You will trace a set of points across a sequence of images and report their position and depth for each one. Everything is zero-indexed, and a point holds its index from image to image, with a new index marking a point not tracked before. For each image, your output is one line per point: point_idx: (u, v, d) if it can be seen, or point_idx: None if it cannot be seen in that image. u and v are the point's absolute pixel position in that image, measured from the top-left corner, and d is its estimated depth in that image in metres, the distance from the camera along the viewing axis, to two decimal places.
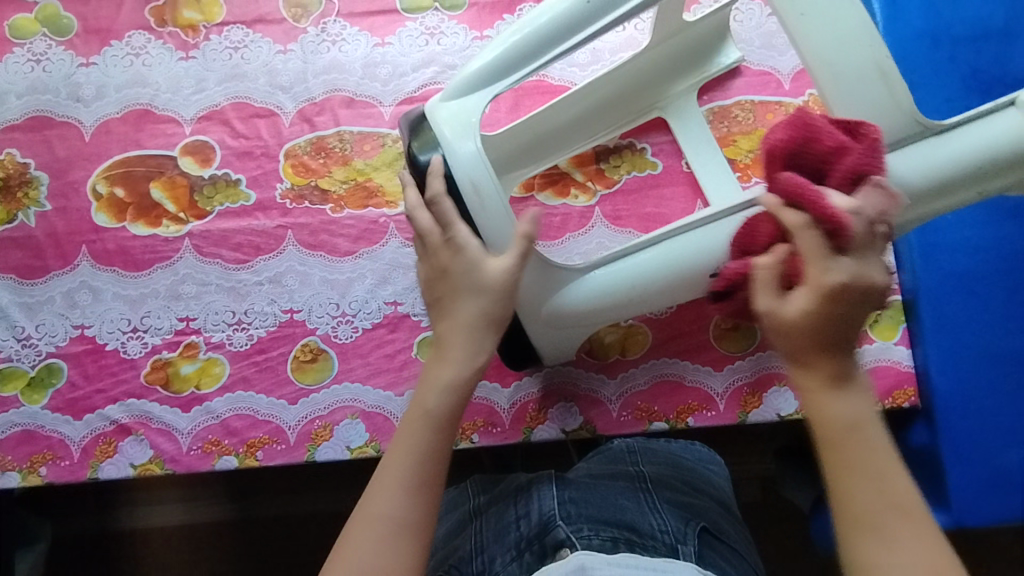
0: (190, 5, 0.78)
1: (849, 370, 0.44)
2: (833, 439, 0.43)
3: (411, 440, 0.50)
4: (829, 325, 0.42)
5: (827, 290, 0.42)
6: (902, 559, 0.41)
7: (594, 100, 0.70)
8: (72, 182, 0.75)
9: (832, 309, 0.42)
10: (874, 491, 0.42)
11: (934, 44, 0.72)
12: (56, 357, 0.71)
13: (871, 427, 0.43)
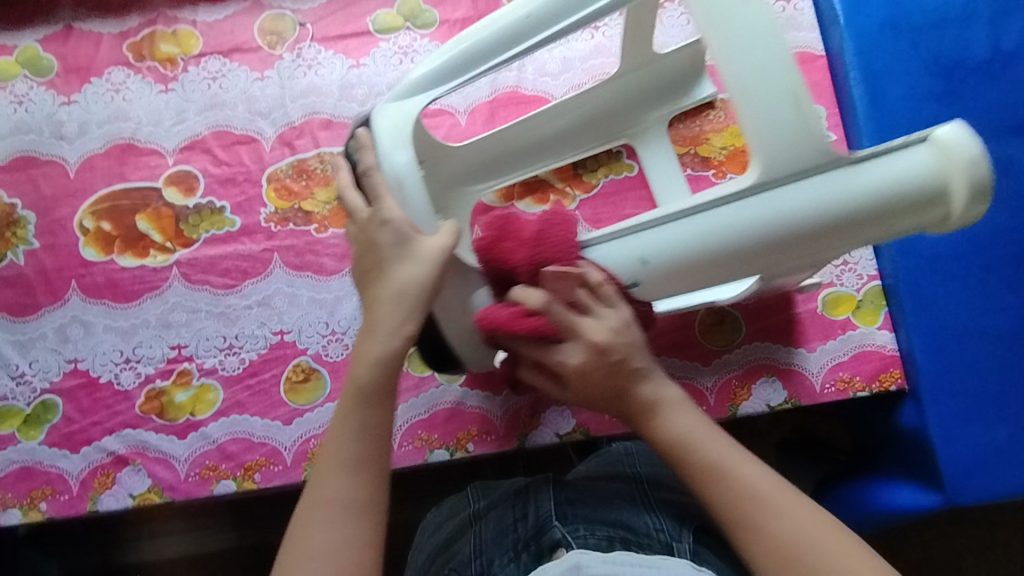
0: (167, 39, 0.80)
1: (656, 397, 0.53)
2: (686, 463, 0.51)
3: (347, 410, 0.51)
4: (614, 369, 0.52)
5: (591, 347, 0.51)
6: (784, 527, 0.47)
7: (573, 118, 0.69)
8: (59, 219, 0.76)
9: (598, 361, 0.52)
10: (733, 486, 0.49)
11: (895, 33, 0.74)
12: (51, 393, 0.72)
13: (700, 438, 0.52)
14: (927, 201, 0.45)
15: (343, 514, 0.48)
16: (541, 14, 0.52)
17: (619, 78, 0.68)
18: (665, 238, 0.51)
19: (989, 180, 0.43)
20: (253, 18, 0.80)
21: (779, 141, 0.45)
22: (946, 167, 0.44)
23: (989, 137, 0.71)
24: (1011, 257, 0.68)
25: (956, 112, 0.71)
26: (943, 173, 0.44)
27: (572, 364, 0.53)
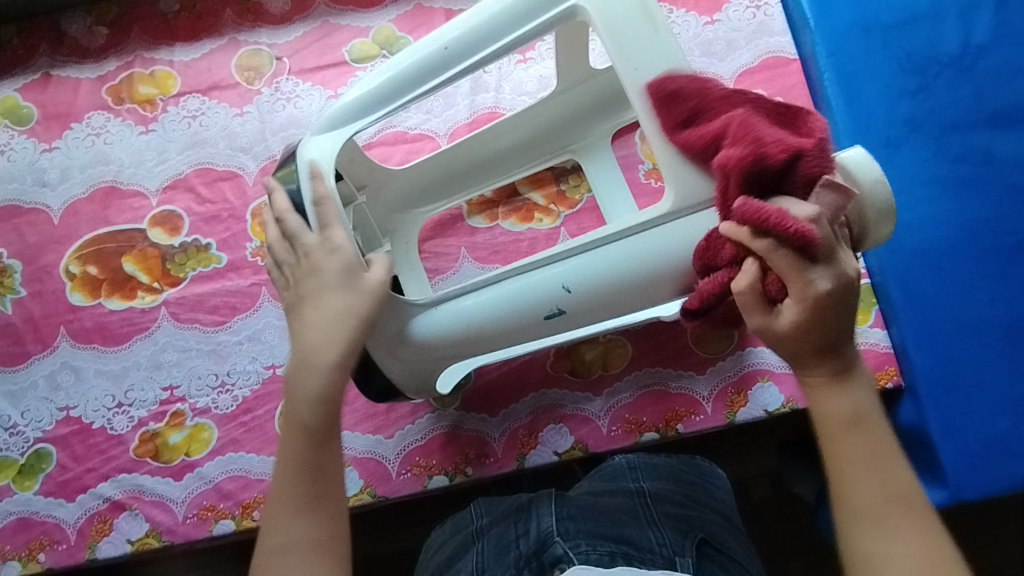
0: (145, 81, 0.80)
1: (849, 364, 0.45)
2: (832, 432, 0.45)
3: (292, 449, 0.51)
4: (830, 317, 0.43)
5: (812, 300, 0.42)
6: (897, 549, 0.43)
7: (517, 136, 0.71)
8: (45, 266, 0.76)
9: (821, 315, 0.43)
10: (877, 484, 0.44)
11: (865, 34, 0.74)
12: (44, 442, 0.71)
13: (871, 418, 0.45)
14: (845, 218, 0.48)
15: (298, 550, 0.48)
16: (460, 43, 0.54)
17: (557, 96, 0.69)
18: (591, 265, 0.53)
19: (889, 203, 0.49)
20: (230, 55, 0.81)
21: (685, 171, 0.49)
22: (857, 190, 0.48)
23: (967, 130, 0.71)
24: (999, 247, 0.68)
25: (932, 107, 0.72)
26: (850, 196, 0.49)
27: (790, 308, 0.44)
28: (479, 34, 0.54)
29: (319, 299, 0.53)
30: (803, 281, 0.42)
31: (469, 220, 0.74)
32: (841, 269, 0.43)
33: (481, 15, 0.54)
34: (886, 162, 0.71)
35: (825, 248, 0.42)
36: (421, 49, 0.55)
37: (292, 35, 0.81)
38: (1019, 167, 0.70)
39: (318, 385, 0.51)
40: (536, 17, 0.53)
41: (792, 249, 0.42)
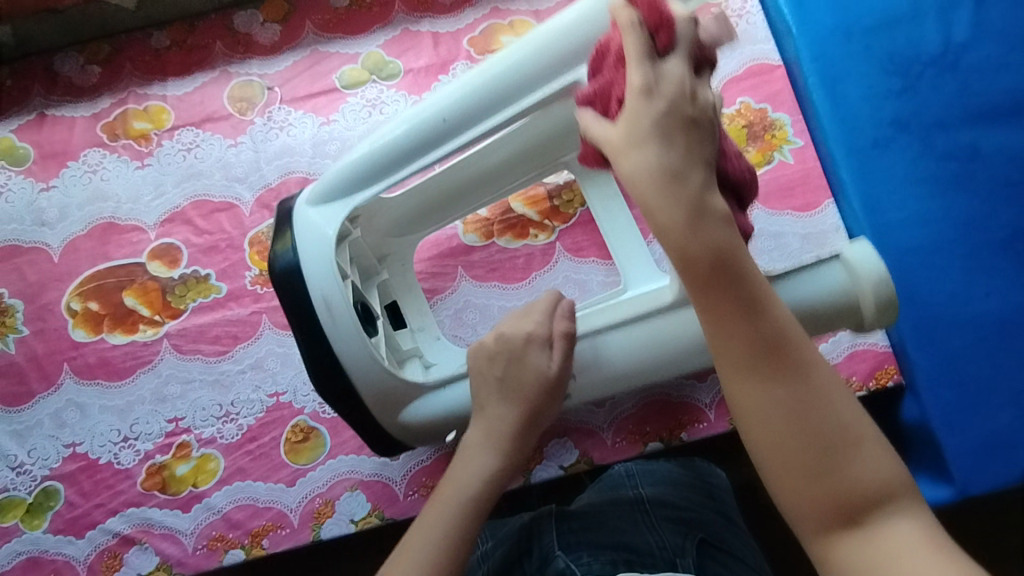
0: (139, 116, 0.81)
1: (706, 201, 0.39)
2: (702, 277, 0.39)
3: (439, 530, 0.50)
4: (677, 130, 0.40)
5: (642, 91, 0.40)
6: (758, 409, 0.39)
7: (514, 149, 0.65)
8: (47, 304, 0.76)
9: (649, 114, 0.40)
10: (732, 346, 0.39)
11: (847, 37, 0.75)
12: (52, 480, 0.71)
13: (733, 255, 0.39)
14: (843, 313, 0.53)
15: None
16: (460, 105, 0.54)
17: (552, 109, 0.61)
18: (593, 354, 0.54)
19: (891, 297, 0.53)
20: (222, 88, 0.82)
21: None
22: (855, 288, 0.53)
23: (953, 128, 0.72)
24: (991, 242, 0.69)
25: (917, 107, 0.73)
26: (850, 288, 0.53)
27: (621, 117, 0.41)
28: (479, 96, 0.53)
29: (490, 380, 0.53)
30: (641, 70, 0.40)
31: (464, 239, 0.75)
32: (662, 69, 0.40)
33: (483, 75, 0.53)
34: (875, 163, 0.72)
35: (676, 41, 0.41)
36: (418, 113, 0.55)
37: (282, 65, 0.82)
38: (1006, 161, 0.70)
39: (502, 455, 0.53)
40: (539, 77, 0.52)
41: (640, 39, 0.40)
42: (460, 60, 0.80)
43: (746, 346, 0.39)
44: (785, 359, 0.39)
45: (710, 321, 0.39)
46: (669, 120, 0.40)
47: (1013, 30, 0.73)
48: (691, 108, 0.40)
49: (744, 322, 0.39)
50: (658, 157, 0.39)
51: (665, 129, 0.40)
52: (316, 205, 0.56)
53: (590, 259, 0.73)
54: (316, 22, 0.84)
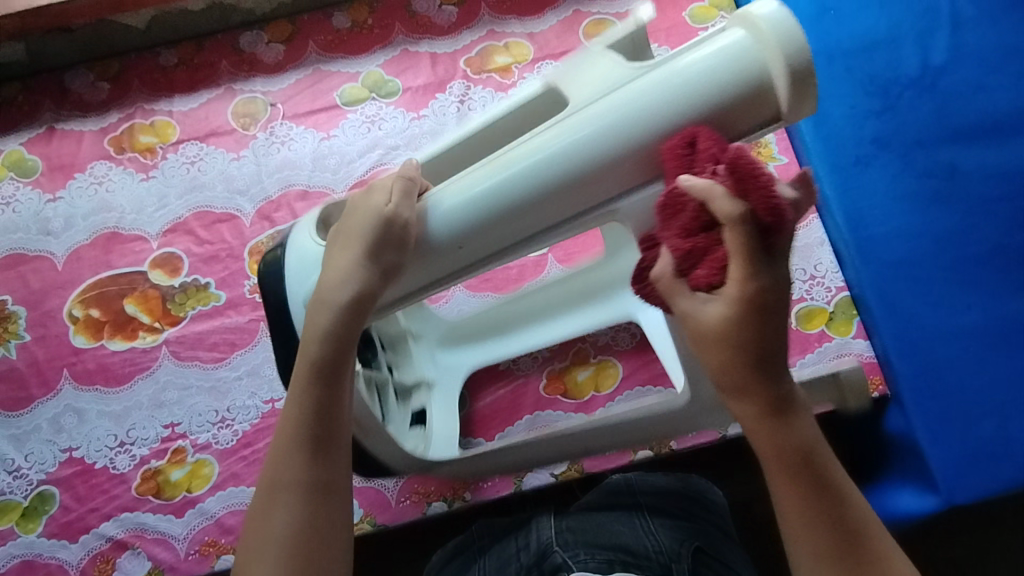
0: (146, 131, 0.84)
1: (792, 400, 0.38)
2: (787, 475, 0.38)
3: (296, 394, 0.45)
4: (770, 343, 0.36)
5: (748, 296, 0.35)
6: None
7: None
8: (49, 310, 0.78)
9: (756, 314, 0.35)
10: (813, 544, 0.38)
11: (829, 60, 0.79)
12: (48, 484, 0.72)
13: (818, 454, 0.38)
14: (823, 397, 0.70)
15: (313, 519, 0.44)
16: (468, 203, 0.43)
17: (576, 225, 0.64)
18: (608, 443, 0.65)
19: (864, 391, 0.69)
20: (226, 104, 0.84)
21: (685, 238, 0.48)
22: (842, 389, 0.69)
23: (932, 146, 0.74)
24: (971, 256, 0.70)
25: (896, 126, 0.75)
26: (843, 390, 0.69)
27: (717, 299, 0.36)
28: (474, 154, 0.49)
29: (334, 238, 0.46)
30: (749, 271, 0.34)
31: None
32: (762, 285, 0.34)
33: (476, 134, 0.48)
34: (856, 179, 0.75)
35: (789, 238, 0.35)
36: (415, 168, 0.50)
37: (286, 83, 0.85)
38: (984, 178, 0.72)
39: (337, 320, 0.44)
40: (572, 180, 0.41)
41: (749, 229, 0.33)
42: (456, 79, 0.83)
43: (827, 549, 0.38)
44: (864, 563, 0.38)
45: (793, 515, 0.39)
46: (765, 325, 0.35)
47: (988, 55, 0.76)
48: (789, 303, 0.35)
49: (827, 520, 0.38)
50: (749, 365, 0.36)
51: (770, 343, 0.36)
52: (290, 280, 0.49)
53: (582, 270, 0.75)
54: (318, 42, 0.87)
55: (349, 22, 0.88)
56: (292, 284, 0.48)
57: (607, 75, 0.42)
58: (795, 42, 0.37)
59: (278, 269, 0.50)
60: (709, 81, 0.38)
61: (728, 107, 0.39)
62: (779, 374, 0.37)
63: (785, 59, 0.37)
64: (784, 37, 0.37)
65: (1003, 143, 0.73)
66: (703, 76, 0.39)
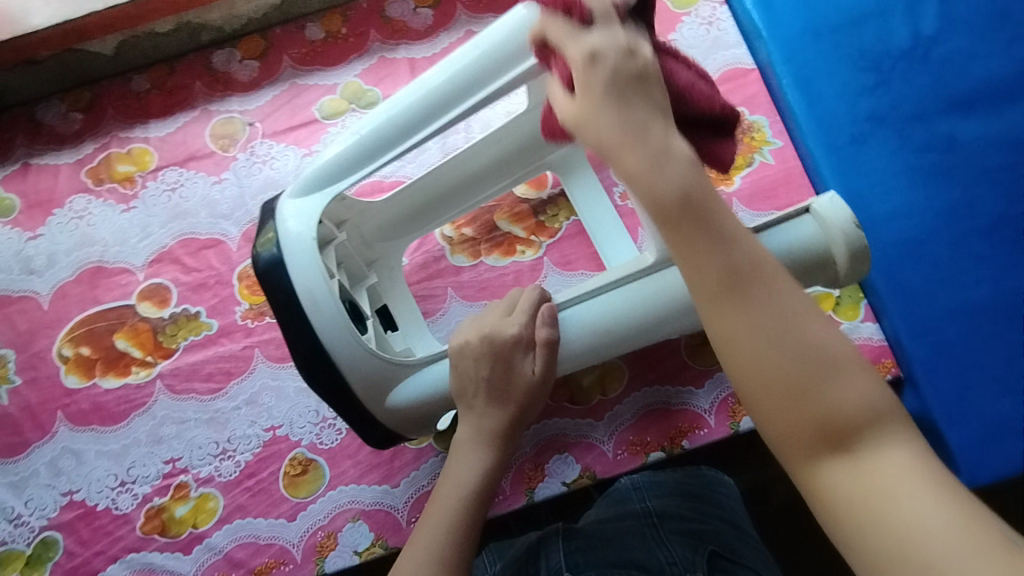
0: (123, 159, 0.82)
1: (660, 144, 0.38)
2: (664, 211, 0.37)
3: (447, 515, 0.53)
4: (631, 84, 0.39)
5: (585, 62, 0.39)
6: (753, 345, 0.37)
7: (506, 145, 0.68)
8: (38, 351, 0.76)
9: (593, 82, 0.39)
10: (718, 285, 0.37)
11: (816, 37, 0.77)
12: (51, 530, 0.70)
13: (700, 194, 0.37)
14: None
15: None
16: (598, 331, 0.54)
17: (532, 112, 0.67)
18: None
19: None
20: (204, 126, 0.82)
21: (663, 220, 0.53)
22: None
23: (928, 118, 0.72)
24: (976, 229, 0.69)
25: (891, 100, 0.73)
26: None
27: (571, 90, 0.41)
28: (424, 107, 0.56)
29: (479, 383, 0.55)
30: (575, 44, 0.40)
31: (452, 260, 0.75)
32: (618, 41, 0.40)
33: (418, 91, 0.56)
34: (854, 159, 0.73)
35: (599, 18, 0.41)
36: (371, 121, 0.58)
37: (262, 100, 0.83)
38: (986, 147, 0.71)
39: (494, 451, 0.56)
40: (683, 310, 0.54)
41: (568, 18, 0.42)
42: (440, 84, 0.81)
43: (712, 278, 0.37)
44: (754, 298, 0.37)
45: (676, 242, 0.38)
46: (621, 83, 0.39)
47: (979, 21, 0.74)
48: (639, 63, 0.39)
49: (706, 259, 0.37)
50: (583, 98, 0.39)
51: (618, 88, 0.38)
52: (398, 388, 0.57)
53: (579, 271, 0.73)
54: (293, 56, 0.85)
55: (323, 33, 0.85)
56: (403, 392, 0.57)
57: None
58: (849, 233, 0.51)
59: (372, 377, 0.55)
60: (782, 245, 0.51)
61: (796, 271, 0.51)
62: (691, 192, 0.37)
63: (845, 247, 0.51)
64: (841, 226, 0.51)
65: (1001, 110, 0.71)
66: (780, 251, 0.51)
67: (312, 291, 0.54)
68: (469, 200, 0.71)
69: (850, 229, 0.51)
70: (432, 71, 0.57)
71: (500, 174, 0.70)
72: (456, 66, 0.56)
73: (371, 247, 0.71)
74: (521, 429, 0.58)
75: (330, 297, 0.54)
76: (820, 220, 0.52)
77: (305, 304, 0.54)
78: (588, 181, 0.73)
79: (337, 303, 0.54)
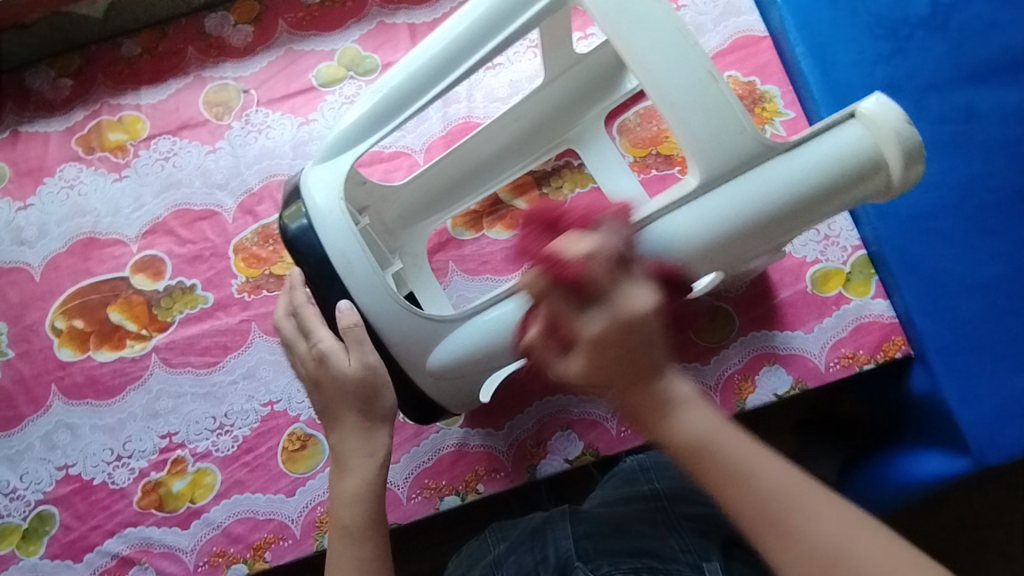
0: (114, 127, 0.79)
1: (660, 392, 0.39)
2: (693, 462, 0.38)
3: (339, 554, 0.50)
4: (636, 363, 0.39)
5: (592, 344, 0.39)
6: (818, 542, 0.35)
7: (524, 124, 0.68)
8: (31, 324, 0.74)
9: (619, 352, 0.38)
10: (755, 490, 0.36)
11: (832, 4, 0.74)
12: (47, 504, 0.70)
13: (711, 433, 0.38)
14: None
15: None
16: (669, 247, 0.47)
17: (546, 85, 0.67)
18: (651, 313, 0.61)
19: None
20: (197, 93, 0.80)
21: (713, 144, 0.46)
22: None
23: (947, 89, 0.70)
24: (992, 204, 0.67)
25: (908, 69, 0.71)
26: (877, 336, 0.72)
27: (575, 354, 0.40)
28: (442, 63, 0.53)
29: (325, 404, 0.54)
30: (579, 322, 0.39)
31: (453, 232, 0.73)
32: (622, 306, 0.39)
33: (442, 40, 0.53)
34: None
35: (600, 289, 0.40)
36: (391, 79, 0.54)
37: (257, 66, 0.80)
38: (1004, 120, 0.68)
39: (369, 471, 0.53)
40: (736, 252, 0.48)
41: (564, 293, 0.40)
42: None
43: (740, 489, 0.36)
44: (784, 503, 0.36)
45: (724, 486, 0.37)
46: (628, 340, 0.39)
47: None
48: (638, 322, 0.39)
49: (752, 496, 0.36)
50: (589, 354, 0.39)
51: (632, 358, 0.39)
52: (437, 349, 0.53)
53: None
54: (290, 21, 0.82)
55: None
56: (443, 352, 0.53)
57: (739, 152, 0.46)
58: (900, 131, 0.45)
59: (412, 337, 0.52)
60: (816, 163, 0.45)
61: (839, 185, 0.46)
62: (649, 372, 0.39)
63: (898, 147, 0.45)
64: (890, 125, 0.45)
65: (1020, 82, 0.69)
66: (817, 165, 0.45)
67: (346, 253, 0.52)
68: (495, 178, 0.69)
69: (900, 126, 0.45)
70: (448, 24, 0.54)
71: (518, 153, 0.69)
72: (477, 12, 0.52)
73: (393, 235, 0.67)
74: (380, 420, 0.53)
75: (365, 263, 0.52)
76: (865, 125, 0.45)
77: (340, 270, 0.52)
78: (604, 151, 0.69)
79: (374, 268, 0.52)
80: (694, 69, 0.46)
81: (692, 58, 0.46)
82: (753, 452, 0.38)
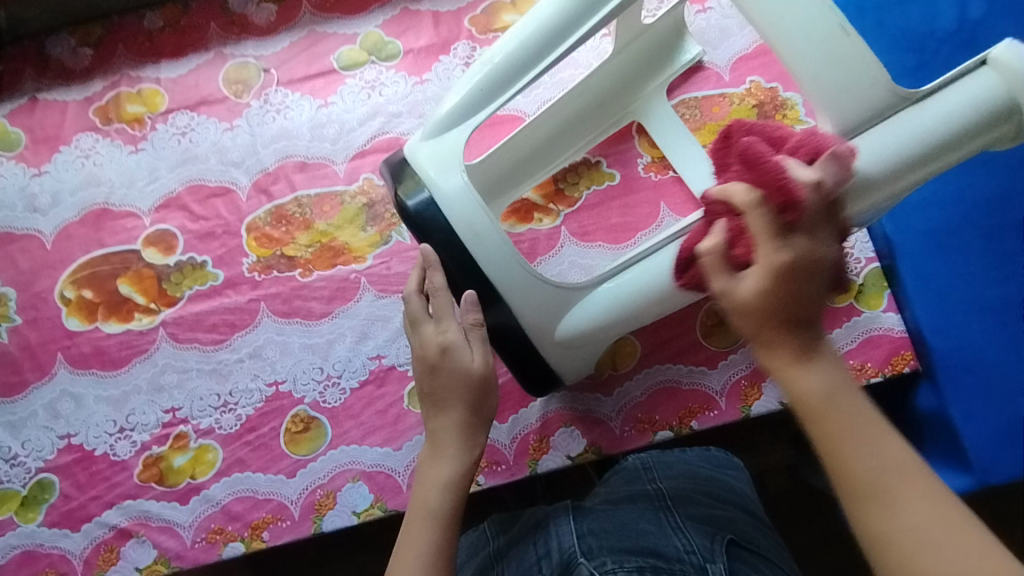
0: (133, 99, 0.79)
1: (812, 342, 0.40)
2: (811, 414, 0.40)
3: (424, 536, 0.50)
4: (801, 294, 0.39)
5: (777, 269, 0.39)
6: (911, 522, 0.37)
7: (586, 98, 0.69)
8: (39, 292, 0.74)
9: (786, 286, 0.39)
10: (872, 454, 0.38)
11: (861, 13, 0.75)
12: (47, 472, 0.70)
13: (848, 394, 0.40)
14: None
15: None
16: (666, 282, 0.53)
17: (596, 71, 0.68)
18: None
19: None
20: (217, 70, 0.79)
21: (844, 97, 0.48)
22: None
23: None
24: (1017, 222, 0.64)
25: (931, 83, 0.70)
26: None
27: (751, 273, 0.40)
28: (533, 43, 0.53)
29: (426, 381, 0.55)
30: (773, 247, 0.39)
31: None
32: (813, 243, 0.40)
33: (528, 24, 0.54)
34: None
35: (807, 219, 0.40)
36: (491, 56, 0.55)
37: (279, 46, 0.80)
38: None
39: (461, 460, 0.53)
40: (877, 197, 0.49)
41: (773, 208, 0.40)
42: (461, 40, 0.78)
43: (859, 452, 0.38)
44: (891, 480, 0.38)
45: (832, 445, 0.39)
46: (804, 274, 0.39)
47: None
48: (823, 258, 0.40)
49: (869, 455, 0.38)
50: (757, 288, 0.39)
51: (796, 292, 0.39)
52: (569, 316, 0.55)
53: (597, 243, 0.71)
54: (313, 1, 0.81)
55: None
56: (575, 318, 0.55)
57: (873, 101, 0.47)
58: None
59: (543, 308, 0.54)
60: (941, 113, 0.47)
61: (968, 133, 0.47)
62: (804, 319, 0.40)
63: None
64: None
65: None
66: (944, 119, 0.47)
67: (474, 225, 0.52)
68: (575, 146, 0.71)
69: None
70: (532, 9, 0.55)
71: (585, 127, 0.70)
72: None
73: None
74: (483, 419, 0.55)
75: (493, 233, 0.52)
76: (995, 73, 0.46)
77: (470, 242, 0.52)
78: (671, 122, 0.71)
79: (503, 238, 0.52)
80: (828, 23, 0.46)
81: (819, 17, 0.46)
82: (879, 423, 0.39)
